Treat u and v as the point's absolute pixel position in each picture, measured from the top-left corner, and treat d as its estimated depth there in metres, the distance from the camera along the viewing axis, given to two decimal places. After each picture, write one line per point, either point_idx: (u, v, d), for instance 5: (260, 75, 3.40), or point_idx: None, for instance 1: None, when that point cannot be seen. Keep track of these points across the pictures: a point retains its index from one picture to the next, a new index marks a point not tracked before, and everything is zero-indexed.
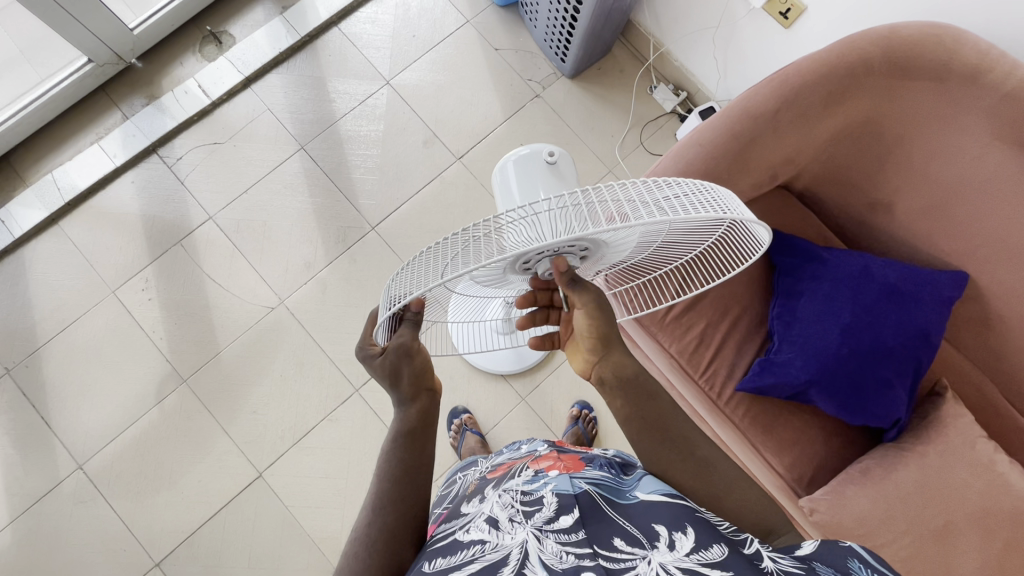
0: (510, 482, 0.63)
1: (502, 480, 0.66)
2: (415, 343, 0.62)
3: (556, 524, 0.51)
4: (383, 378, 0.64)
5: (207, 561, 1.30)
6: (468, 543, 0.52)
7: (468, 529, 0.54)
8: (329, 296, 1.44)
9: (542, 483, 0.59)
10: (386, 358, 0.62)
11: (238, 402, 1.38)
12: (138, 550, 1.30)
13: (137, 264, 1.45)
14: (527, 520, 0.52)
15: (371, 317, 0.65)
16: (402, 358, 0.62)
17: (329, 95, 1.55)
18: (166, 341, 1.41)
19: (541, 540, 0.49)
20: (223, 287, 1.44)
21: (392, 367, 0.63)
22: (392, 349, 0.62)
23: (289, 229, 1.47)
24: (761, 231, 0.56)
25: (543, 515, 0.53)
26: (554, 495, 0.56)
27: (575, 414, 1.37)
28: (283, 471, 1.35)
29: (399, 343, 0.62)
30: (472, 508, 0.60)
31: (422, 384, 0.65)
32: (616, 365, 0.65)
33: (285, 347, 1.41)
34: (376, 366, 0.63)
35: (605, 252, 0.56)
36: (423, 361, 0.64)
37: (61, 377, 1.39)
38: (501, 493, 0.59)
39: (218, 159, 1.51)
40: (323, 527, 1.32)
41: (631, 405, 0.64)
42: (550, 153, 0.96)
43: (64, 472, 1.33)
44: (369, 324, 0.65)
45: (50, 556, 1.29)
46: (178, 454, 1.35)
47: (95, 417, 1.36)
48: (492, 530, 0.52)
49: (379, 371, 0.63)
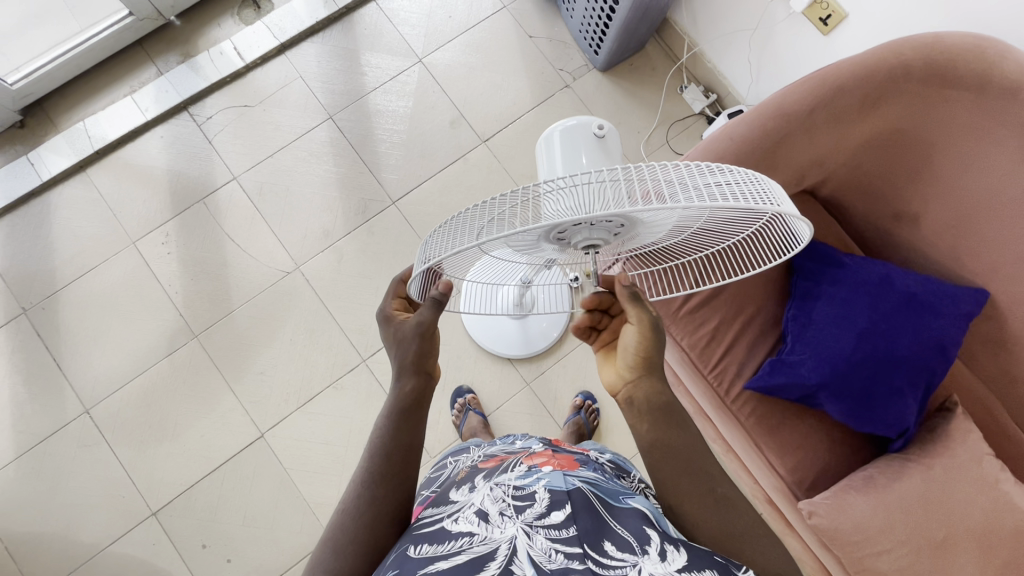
0: (502, 474, 0.64)
1: (493, 472, 0.67)
2: (431, 327, 0.64)
3: (547, 520, 0.52)
4: (391, 342, 0.66)
5: (203, 515, 1.31)
6: (454, 534, 0.52)
7: (456, 518, 0.55)
8: (345, 266, 1.45)
9: (534, 477, 0.61)
10: (399, 329, 0.65)
11: (245, 362, 1.39)
12: (137, 499, 1.32)
13: (160, 218, 1.47)
14: (517, 514, 0.53)
15: (395, 285, 0.70)
16: (414, 336, 0.64)
17: (360, 69, 1.56)
18: (181, 296, 1.43)
19: (531, 536, 0.50)
20: (241, 248, 1.45)
21: (404, 338, 0.65)
22: (411, 326, 0.64)
23: (311, 197, 1.49)
24: (802, 229, 0.56)
25: (533, 511, 0.54)
26: (547, 490, 0.57)
27: (578, 404, 1.37)
28: (284, 434, 1.36)
29: (417, 323, 0.64)
30: (461, 496, 0.61)
31: (423, 365, 0.65)
32: (650, 390, 0.65)
33: (297, 313, 1.42)
34: (390, 329, 0.66)
35: (636, 237, 0.56)
36: (432, 344, 0.65)
37: (75, 322, 1.40)
38: (492, 485, 0.60)
39: (246, 122, 1.52)
40: (320, 493, 1.33)
41: (655, 393, 0.65)
42: (602, 126, 0.89)
43: (71, 415, 1.35)
44: (395, 288, 0.70)
45: (51, 495, 1.31)
46: (183, 407, 1.37)
47: (105, 363, 1.38)
48: (481, 522, 0.52)
49: (391, 335, 0.66)
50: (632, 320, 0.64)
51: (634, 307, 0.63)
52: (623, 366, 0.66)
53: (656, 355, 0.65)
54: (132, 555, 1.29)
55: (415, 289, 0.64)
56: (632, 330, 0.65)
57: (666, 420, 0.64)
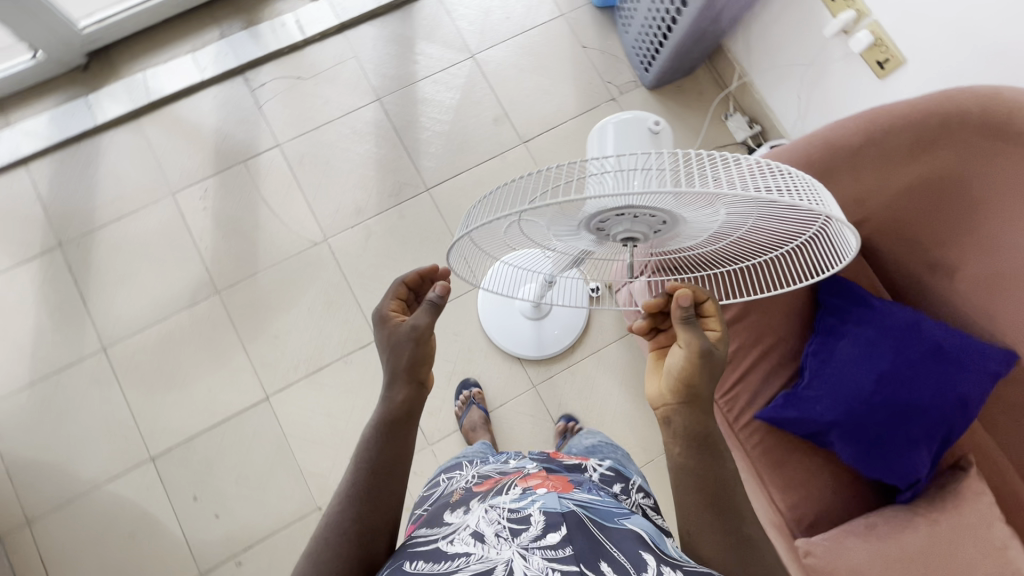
0: (498, 497, 0.62)
1: (488, 494, 0.65)
2: (427, 331, 0.65)
3: (543, 541, 0.52)
4: (384, 346, 0.67)
5: (199, 467, 1.33)
6: (451, 555, 0.53)
7: (452, 539, 0.55)
8: (371, 245, 1.47)
9: (529, 500, 0.60)
10: (393, 331, 0.66)
11: (261, 324, 1.42)
12: (138, 442, 1.34)
13: (201, 174, 1.51)
14: (513, 537, 0.53)
15: (391, 292, 0.70)
16: (408, 339, 0.65)
17: (414, 56, 1.60)
18: (210, 251, 1.46)
19: (527, 557, 0.50)
20: (274, 213, 1.49)
21: (397, 342, 0.65)
22: (405, 330, 0.65)
23: (348, 173, 1.52)
24: (846, 242, 0.55)
25: (529, 533, 0.53)
26: (541, 512, 0.56)
27: (562, 427, 1.35)
28: (289, 400, 1.37)
29: (412, 328, 0.65)
30: (456, 518, 0.60)
31: (415, 373, 0.66)
32: (690, 413, 0.60)
33: (318, 283, 1.44)
34: (383, 330, 0.67)
35: (678, 230, 0.55)
36: (426, 351, 0.66)
37: (106, 263, 1.44)
38: (487, 507, 0.59)
39: (297, 93, 1.56)
40: (314, 463, 1.34)
41: (690, 416, 0.60)
42: (657, 123, 0.95)
43: (88, 351, 1.38)
44: (390, 295, 0.70)
45: (57, 425, 1.34)
46: (196, 359, 1.39)
47: (128, 306, 1.42)
48: (477, 543, 0.53)
49: (384, 338, 0.67)
50: (682, 343, 0.62)
51: (690, 328, 0.62)
52: (666, 386, 0.63)
53: (705, 379, 0.61)
54: (126, 497, 1.31)
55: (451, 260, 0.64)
56: (681, 352, 0.62)
57: (692, 443, 0.60)
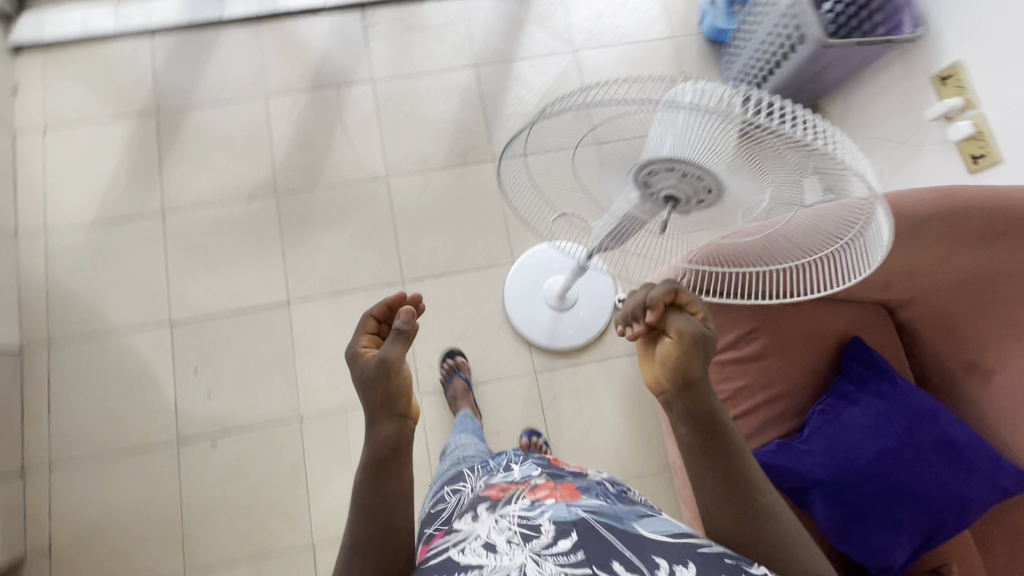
0: (508, 506, 0.67)
1: (497, 503, 0.70)
2: (397, 362, 0.63)
3: (554, 548, 0.57)
4: (359, 384, 0.64)
5: (209, 344, 1.41)
6: (467, 565, 0.58)
7: (464, 550, 0.61)
8: (426, 194, 1.52)
9: (539, 510, 0.65)
10: (366, 369, 0.63)
11: (304, 237, 1.49)
12: (165, 304, 1.43)
13: (297, 87, 1.60)
14: (525, 544, 0.59)
15: (362, 328, 0.68)
16: (380, 372, 0.63)
17: (520, 37, 1.66)
18: (281, 156, 1.55)
19: (541, 563, 0.56)
20: (349, 140, 1.57)
21: (371, 377, 0.63)
22: (375, 364, 0.63)
23: (426, 124, 1.58)
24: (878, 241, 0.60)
25: (540, 542, 0.59)
26: (551, 521, 0.61)
27: (525, 443, 1.34)
28: (306, 311, 1.43)
29: (382, 360, 0.63)
30: (467, 526, 0.66)
31: (392, 407, 0.63)
32: (686, 398, 0.60)
33: (367, 214, 1.51)
34: (356, 369, 0.64)
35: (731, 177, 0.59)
36: (403, 382, 0.63)
37: (189, 139, 1.55)
38: (498, 518, 0.65)
39: (404, 40, 1.65)
40: (311, 375, 1.39)
41: (685, 400, 0.60)
42: None
43: (149, 210, 1.49)
44: (362, 333, 0.67)
45: (102, 266, 1.45)
46: (237, 248, 1.47)
47: (196, 182, 1.52)
48: (490, 554, 0.59)
49: (358, 377, 0.64)
50: (670, 333, 0.62)
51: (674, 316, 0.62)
52: (660, 373, 0.63)
53: (698, 360, 0.61)
54: (139, 352, 1.40)
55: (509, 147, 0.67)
56: (669, 342, 0.62)
57: (695, 426, 0.60)
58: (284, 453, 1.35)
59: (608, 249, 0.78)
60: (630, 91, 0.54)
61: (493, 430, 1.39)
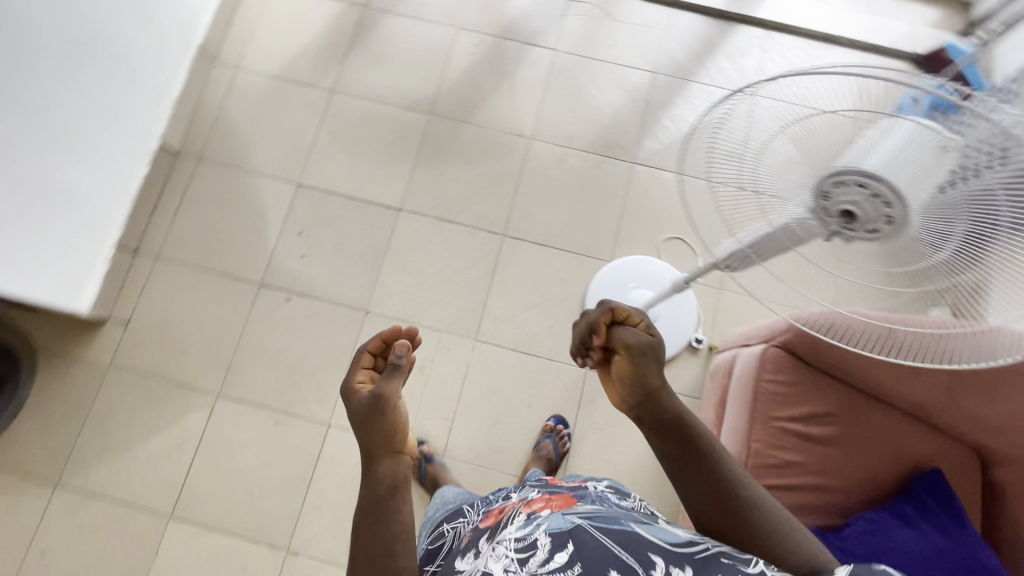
0: (505, 531, 0.72)
1: (496, 533, 0.75)
2: (389, 396, 0.66)
3: (550, 562, 0.62)
4: (355, 422, 0.67)
5: (320, 216, 1.53)
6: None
7: None
8: (558, 169, 1.57)
9: (533, 528, 0.70)
10: (360, 408, 0.66)
11: (438, 159, 1.57)
12: (301, 167, 1.57)
13: (487, 30, 1.69)
14: (523, 564, 0.63)
15: (356, 366, 0.71)
16: (375, 409, 0.66)
17: (708, 61, 1.64)
18: (447, 84, 1.64)
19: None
20: (511, 94, 1.63)
21: (365, 414, 0.66)
22: (368, 403, 0.66)
23: (586, 107, 1.62)
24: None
25: (537, 558, 0.63)
26: (547, 535, 0.67)
27: (550, 426, 1.36)
28: (411, 224, 1.52)
29: (376, 398, 0.66)
30: (468, 563, 0.69)
31: (389, 441, 0.65)
32: (646, 406, 0.71)
33: (499, 164, 1.57)
34: (353, 407, 0.68)
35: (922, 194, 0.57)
36: (398, 416, 0.66)
37: (378, 38, 1.67)
38: (495, 545, 0.69)
39: (599, 25, 1.69)
40: (391, 280, 1.48)
41: (648, 412, 0.71)
42: None
43: (321, 84, 1.63)
44: (359, 372, 0.71)
45: (266, 115, 1.60)
46: (378, 146, 1.58)
47: (369, 77, 1.64)
48: None
49: (354, 415, 0.67)
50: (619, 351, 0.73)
51: (619, 336, 0.73)
52: (622, 391, 0.73)
53: (650, 373, 0.72)
54: (264, 197, 1.55)
55: (697, 131, 0.73)
56: (620, 360, 0.73)
57: (673, 436, 0.70)
58: (341, 335, 1.45)
59: (753, 262, 0.78)
60: (818, 92, 0.62)
61: (526, 402, 1.41)
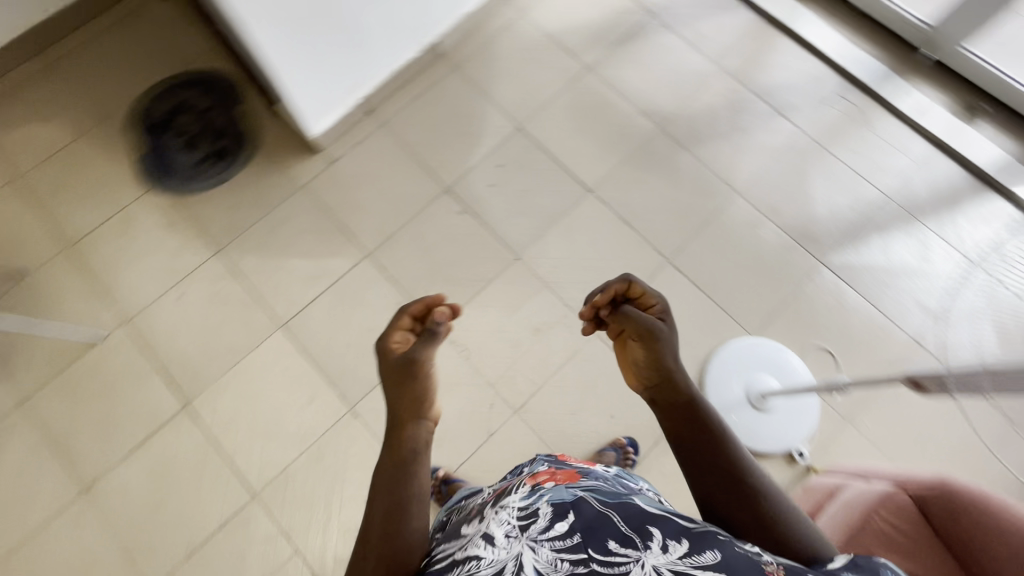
0: (508, 498, 0.71)
1: (500, 497, 0.74)
2: (422, 356, 0.76)
3: (550, 532, 0.61)
4: (389, 377, 0.77)
5: (522, 162, 1.64)
6: (465, 558, 0.61)
7: (467, 546, 0.64)
8: (746, 231, 1.57)
9: (536, 496, 0.68)
10: (393, 367, 0.76)
11: (644, 168, 1.63)
12: (528, 115, 1.69)
13: (745, 81, 1.72)
14: (523, 531, 0.62)
15: (390, 330, 0.80)
16: (408, 370, 0.75)
17: (944, 212, 1.58)
18: (685, 110, 1.69)
19: (536, 551, 0.59)
20: (738, 146, 1.66)
21: (399, 373, 0.75)
22: (400, 364, 0.76)
23: (801, 192, 1.61)
24: None
25: (538, 526, 0.62)
26: (549, 504, 0.66)
27: (619, 443, 1.37)
28: (592, 209, 1.59)
29: (408, 359, 0.76)
30: (472, 527, 0.69)
31: (418, 405, 0.75)
32: (659, 389, 0.78)
33: (695, 199, 1.60)
34: (388, 365, 0.78)
35: None
36: (427, 377, 0.76)
37: (646, 43, 1.76)
38: (499, 510, 0.68)
39: (853, 128, 1.67)
40: (551, 245, 1.56)
41: (663, 398, 0.77)
42: None
43: (579, 58, 1.75)
44: (390, 337, 0.80)
45: (522, 61, 1.75)
46: (600, 131, 1.67)
47: (621, 71, 1.74)
48: (488, 545, 0.61)
49: (388, 371, 0.77)
50: (633, 336, 0.80)
51: (631, 322, 0.80)
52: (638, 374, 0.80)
53: (659, 360, 0.77)
54: (486, 123, 1.69)
55: None
56: (636, 345, 0.80)
57: (684, 421, 0.74)
58: (488, 266, 1.54)
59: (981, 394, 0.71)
60: None
61: (609, 412, 1.42)
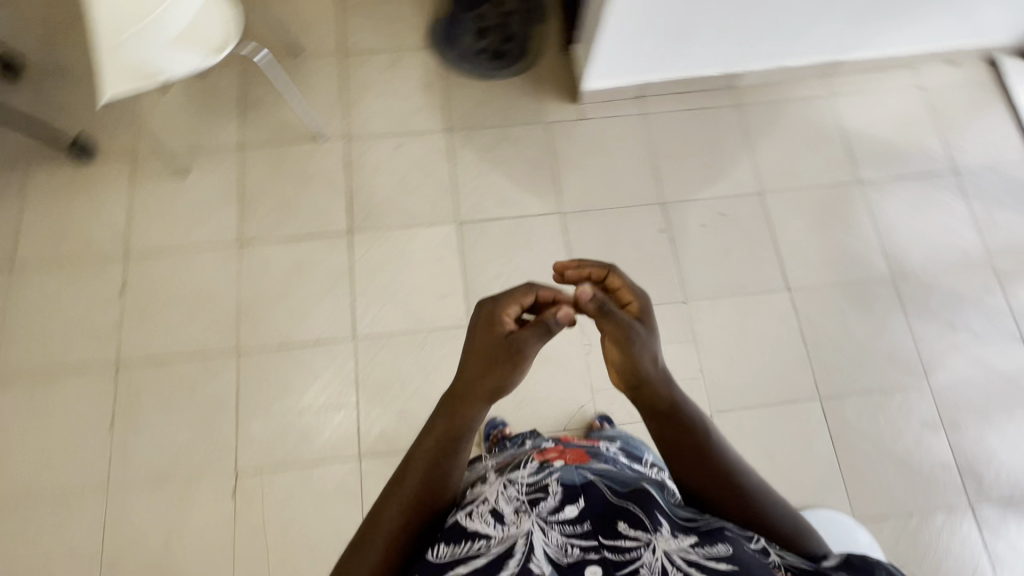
0: (518, 472, 0.77)
1: (511, 469, 0.80)
2: (529, 348, 0.67)
3: (560, 514, 0.65)
4: (477, 356, 0.69)
5: (744, 223, 1.59)
6: (473, 532, 0.65)
7: (473, 513, 0.69)
8: (911, 422, 1.44)
9: (546, 474, 0.74)
10: (489, 348, 0.68)
11: (851, 301, 1.53)
12: (775, 187, 1.63)
13: (1006, 288, 1.55)
14: (532, 510, 0.67)
15: (492, 308, 0.70)
16: (504, 356, 0.67)
17: None
18: (927, 276, 1.56)
19: (546, 532, 0.63)
20: (956, 341, 1.51)
21: (490, 355, 0.68)
22: (500, 347, 0.68)
23: (993, 425, 1.44)
24: None
25: (547, 506, 0.67)
26: (558, 485, 0.71)
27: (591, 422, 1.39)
28: (778, 304, 1.52)
29: (510, 345, 0.67)
30: (480, 490, 0.75)
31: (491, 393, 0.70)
32: (641, 387, 0.71)
33: (881, 361, 1.48)
34: (481, 342, 0.69)
35: None
36: (522, 366, 0.68)
37: (927, 192, 1.63)
38: (508, 484, 0.73)
39: None
40: (720, 310, 1.51)
41: (646, 401, 0.72)
42: None
43: (855, 166, 1.65)
44: (492, 312, 0.69)
45: (801, 136, 1.68)
46: (832, 242, 1.58)
47: (888, 201, 1.62)
48: (496, 524, 0.66)
49: (478, 350, 0.69)
50: (607, 330, 0.69)
51: (606, 318, 0.68)
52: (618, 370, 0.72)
53: (634, 359, 0.69)
54: (733, 169, 1.65)
55: None
56: (608, 340, 0.70)
57: (667, 421, 0.71)
58: (654, 290, 1.53)
59: None
60: None
61: None
